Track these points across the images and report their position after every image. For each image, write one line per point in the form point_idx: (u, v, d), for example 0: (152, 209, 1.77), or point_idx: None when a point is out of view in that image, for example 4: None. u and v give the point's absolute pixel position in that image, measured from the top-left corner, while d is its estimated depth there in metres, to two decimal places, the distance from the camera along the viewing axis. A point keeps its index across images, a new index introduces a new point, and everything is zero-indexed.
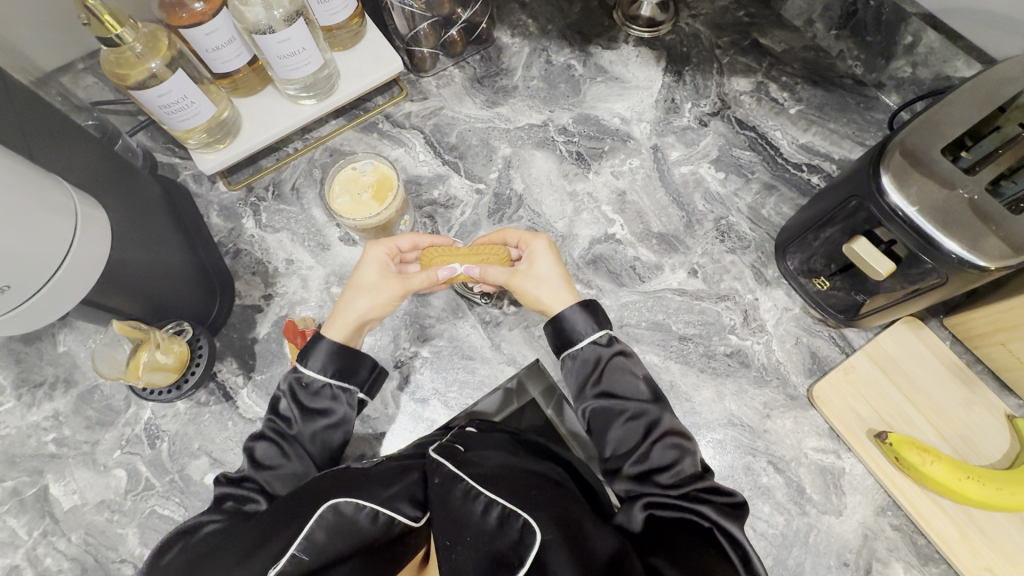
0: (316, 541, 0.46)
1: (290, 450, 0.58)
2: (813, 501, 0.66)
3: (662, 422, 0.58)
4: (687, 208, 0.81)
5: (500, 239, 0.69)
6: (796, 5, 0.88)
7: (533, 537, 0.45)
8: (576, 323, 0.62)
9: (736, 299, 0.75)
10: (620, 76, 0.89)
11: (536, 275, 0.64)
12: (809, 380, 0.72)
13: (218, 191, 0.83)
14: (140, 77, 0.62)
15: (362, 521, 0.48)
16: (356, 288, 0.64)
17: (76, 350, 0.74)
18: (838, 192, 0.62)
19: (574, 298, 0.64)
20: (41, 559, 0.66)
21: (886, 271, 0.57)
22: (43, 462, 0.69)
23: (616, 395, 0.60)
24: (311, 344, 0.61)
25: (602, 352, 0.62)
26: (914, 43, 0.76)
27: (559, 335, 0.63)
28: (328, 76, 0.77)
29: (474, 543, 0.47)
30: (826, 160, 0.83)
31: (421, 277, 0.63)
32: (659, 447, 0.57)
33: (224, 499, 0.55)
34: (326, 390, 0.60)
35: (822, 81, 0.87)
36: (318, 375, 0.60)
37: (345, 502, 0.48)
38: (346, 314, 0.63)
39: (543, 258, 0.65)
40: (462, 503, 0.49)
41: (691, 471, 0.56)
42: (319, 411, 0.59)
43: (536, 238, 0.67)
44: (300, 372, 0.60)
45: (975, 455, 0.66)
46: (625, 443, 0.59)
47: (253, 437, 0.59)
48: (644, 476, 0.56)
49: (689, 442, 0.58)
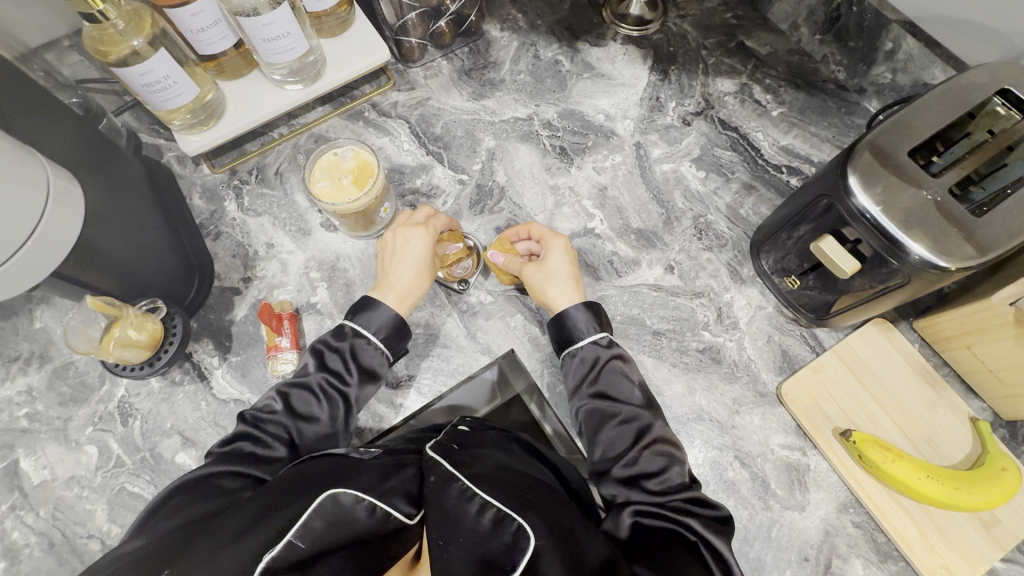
0: (313, 529, 0.43)
1: (325, 403, 0.60)
2: (777, 497, 0.67)
3: (653, 428, 0.60)
4: (666, 205, 0.82)
5: (523, 231, 0.72)
6: (782, 9, 0.89)
7: (527, 542, 0.45)
8: (578, 321, 0.64)
9: (711, 296, 0.76)
10: (607, 73, 0.90)
11: (547, 270, 0.67)
12: (779, 378, 0.72)
13: (202, 173, 0.84)
14: (121, 54, 0.62)
15: (359, 513, 0.46)
16: (410, 263, 0.67)
17: (53, 327, 0.74)
18: (809, 192, 0.62)
19: (580, 297, 0.66)
20: (8, 532, 0.66)
21: (849, 270, 0.58)
22: (14, 437, 0.69)
23: (610, 397, 0.62)
24: (376, 310, 0.64)
25: (600, 353, 0.63)
26: (894, 49, 0.77)
27: (560, 330, 0.65)
28: (314, 61, 0.77)
29: (466, 543, 0.45)
30: (805, 162, 0.84)
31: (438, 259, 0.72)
32: (648, 453, 0.58)
33: (238, 438, 0.57)
34: (379, 356, 0.64)
35: (805, 85, 0.88)
36: (373, 335, 0.63)
37: (342, 493, 0.46)
38: (408, 293, 0.66)
39: (557, 256, 0.68)
40: (457, 505, 0.48)
41: (677, 480, 0.57)
42: (370, 373, 0.63)
43: (556, 239, 0.70)
44: (359, 334, 0.63)
45: (938, 456, 0.67)
46: (614, 447, 0.59)
47: (288, 383, 0.61)
48: (632, 480, 0.57)
49: (677, 450, 0.59)
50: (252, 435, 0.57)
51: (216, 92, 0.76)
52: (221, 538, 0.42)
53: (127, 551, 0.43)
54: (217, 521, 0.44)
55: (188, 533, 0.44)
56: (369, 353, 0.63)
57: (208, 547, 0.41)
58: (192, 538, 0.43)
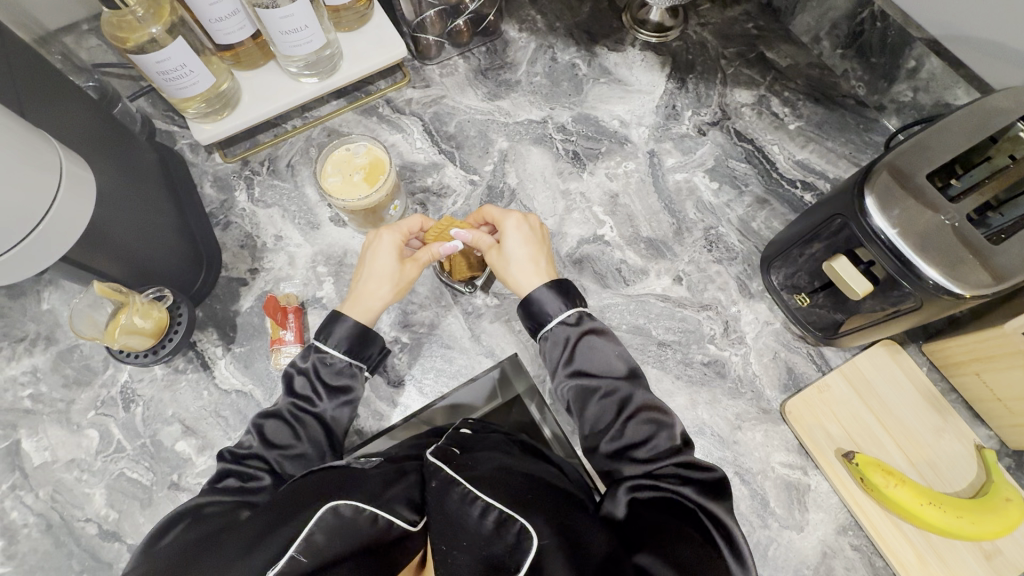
0: (315, 543, 0.43)
1: (300, 429, 0.59)
2: (775, 515, 0.66)
3: (634, 398, 0.59)
4: (678, 215, 0.81)
5: (478, 217, 0.70)
6: (805, 22, 0.88)
7: (529, 545, 0.44)
8: (546, 304, 0.62)
9: (718, 309, 0.76)
10: (624, 79, 0.89)
11: (507, 256, 0.65)
12: (783, 396, 0.72)
13: (213, 162, 0.84)
14: (139, 41, 0.62)
15: (361, 522, 0.45)
16: (372, 274, 0.64)
17: (60, 309, 0.75)
18: (825, 209, 0.61)
19: (547, 279, 0.64)
20: (7, 511, 0.66)
21: (862, 291, 0.58)
22: (17, 417, 0.70)
23: (589, 374, 0.61)
24: (330, 322, 0.62)
25: (570, 332, 0.62)
26: (917, 68, 0.76)
27: (532, 316, 0.63)
28: (330, 55, 0.77)
29: (471, 548, 0.46)
30: (820, 178, 0.83)
31: (427, 253, 0.65)
32: (634, 424, 0.58)
33: (226, 474, 0.56)
34: (348, 369, 0.62)
35: (824, 99, 0.87)
36: (336, 352, 0.62)
37: (343, 505, 0.45)
38: (360, 301, 0.64)
39: (514, 238, 0.65)
40: (459, 507, 0.48)
41: (666, 446, 0.57)
42: (341, 388, 0.62)
43: (508, 218, 0.67)
44: (322, 351, 0.62)
45: (942, 482, 0.66)
46: (599, 422, 0.59)
47: (262, 415, 0.60)
48: (621, 456, 0.57)
49: (663, 415, 0.59)
50: (234, 469, 0.57)
51: (231, 82, 0.76)
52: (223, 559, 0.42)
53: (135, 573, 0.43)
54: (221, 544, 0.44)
55: (191, 558, 0.43)
56: (334, 367, 0.62)
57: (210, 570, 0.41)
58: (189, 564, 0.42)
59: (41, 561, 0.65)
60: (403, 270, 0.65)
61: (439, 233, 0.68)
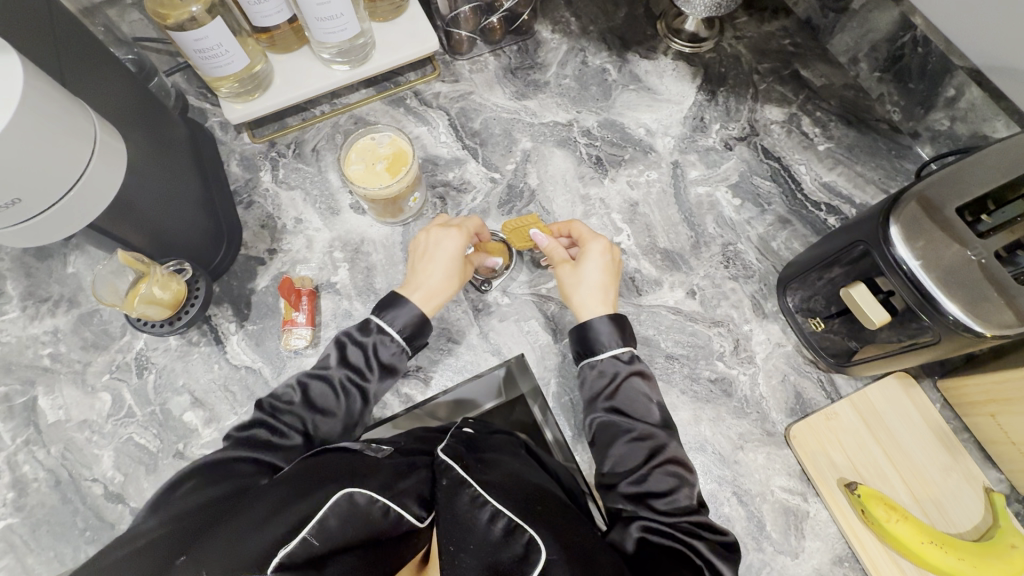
0: (328, 527, 0.43)
1: (343, 399, 0.61)
2: (771, 539, 0.65)
3: (666, 448, 0.59)
4: (696, 229, 0.80)
5: (565, 229, 0.71)
6: (843, 42, 0.87)
7: (538, 555, 0.45)
8: (601, 335, 0.63)
9: (730, 326, 0.75)
10: (653, 87, 0.88)
11: (580, 277, 0.66)
12: (789, 419, 0.71)
13: (242, 141, 0.85)
14: (179, 18, 0.63)
15: (374, 513, 0.46)
16: (441, 268, 0.66)
17: (84, 273, 0.77)
18: (846, 235, 0.60)
19: (608, 311, 0.65)
20: (19, 464, 0.68)
21: (878, 321, 0.56)
22: (36, 374, 0.72)
23: (626, 414, 0.61)
24: (396, 303, 0.64)
25: (620, 368, 0.63)
26: (956, 96, 0.74)
27: (583, 342, 0.64)
28: (363, 44, 0.78)
29: (478, 551, 0.46)
30: (846, 202, 0.81)
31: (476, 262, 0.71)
32: (658, 473, 0.58)
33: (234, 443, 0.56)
34: (399, 353, 0.64)
35: (857, 122, 0.85)
36: (394, 333, 0.63)
37: (358, 494, 0.46)
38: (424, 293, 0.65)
39: (592, 263, 0.66)
40: (469, 510, 0.49)
41: (686, 503, 0.57)
42: (390, 369, 0.64)
43: (595, 241, 0.68)
44: (381, 328, 0.63)
45: (946, 522, 0.64)
46: (625, 463, 0.59)
47: (309, 374, 0.61)
48: (638, 498, 0.57)
49: (689, 473, 0.59)
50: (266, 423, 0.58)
51: (264, 64, 0.78)
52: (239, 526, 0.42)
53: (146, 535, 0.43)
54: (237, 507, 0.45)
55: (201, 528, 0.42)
56: (390, 349, 0.63)
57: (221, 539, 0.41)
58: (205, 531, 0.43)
59: (46, 516, 0.67)
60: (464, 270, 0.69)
61: (522, 229, 0.72)
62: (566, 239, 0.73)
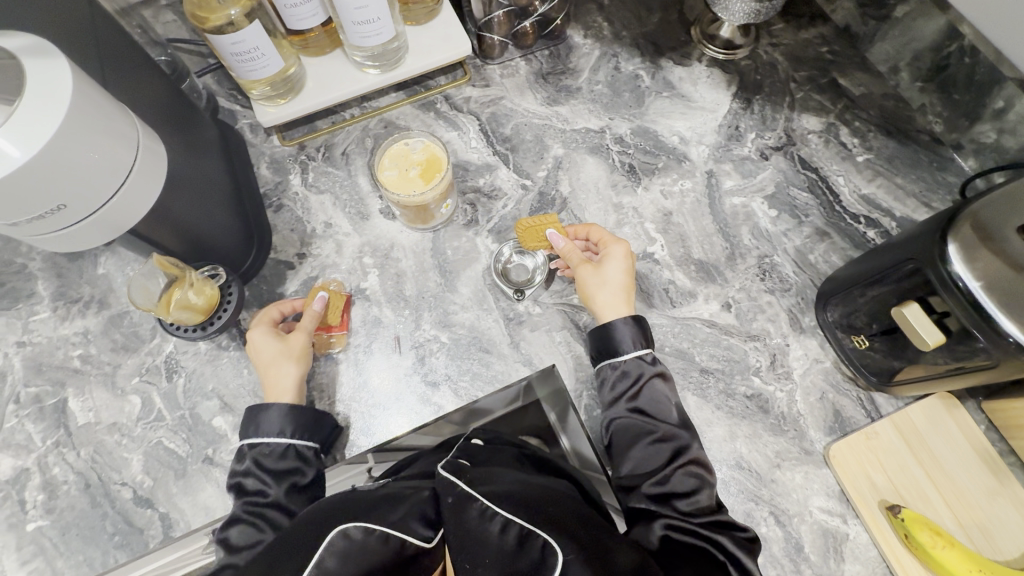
0: (327, 569, 0.43)
1: (263, 524, 0.58)
2: (809, 562, 0.64)
3: (689, 449, 0.59)
4: (732, 240, 0.79)
5: (584, 233, 0.73)
6: (884, 51, 0.85)
7: (555, 558, 0.45)
8: (622, 335, 0.64)
9: (766, 341, 0.73)
10: (687, 95, 0.87)
11: (602, 277, 0.67)
12: (827, 438, 0.69)
13: (271, 144, 0.85)
14: (218, 22, 0.63)
15: (372, 544, 0.45)
16: (284, 359, 0.67)
17: (114, 275, 0.77)
18: (894, 253, 0.59)
19: (628, 311, 0.66)
20: (49, 466, 0.68)
21: (932, 342, 0.54)
22: (66, 375, 0.72)
23: (648, 415, 0.61)
24: (255, 416, 0.64)
25: (644, 369, 0.63)
26: (1005, 108, 0.72)
27: (603, 342, 0.64)
28: (396, 48, 0.78)
29: (494, 565, 0.45)
30: (886, 215, 0.79)
31: (307, 317, 0.70)
32: (681, 473, 0.57)
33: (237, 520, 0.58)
34: (290, 453, 0.62)
35: (897, 133, 0.83)
36: (274, 438, 0.62)
37: (352, 527, 0.45)
38: (271, 385, 0.66)
39: (613, 265, 0.68)
40: (478, 524, 0.47)
41: (707, 502, 0.56)
42: (290, 470, 0.61)
43: (616, 245, 0.69)
44: (257, 445, 0.62)
45: (992, 549, 0.62)
46: (647, 463, 0.59)
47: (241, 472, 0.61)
48: (661, 498, 0.57)
49: (710, 474, 0.59)
50: (251, 519, 0.58)
51: (297, 67, 0.77)
52: None
53: None
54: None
55: None
56: (274, 456, 0.62)
57: None
58: None
59: (76, 519, 0.66)
60: (291, 341, 0.68)
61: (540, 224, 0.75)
62: (583, 242, 0.75)
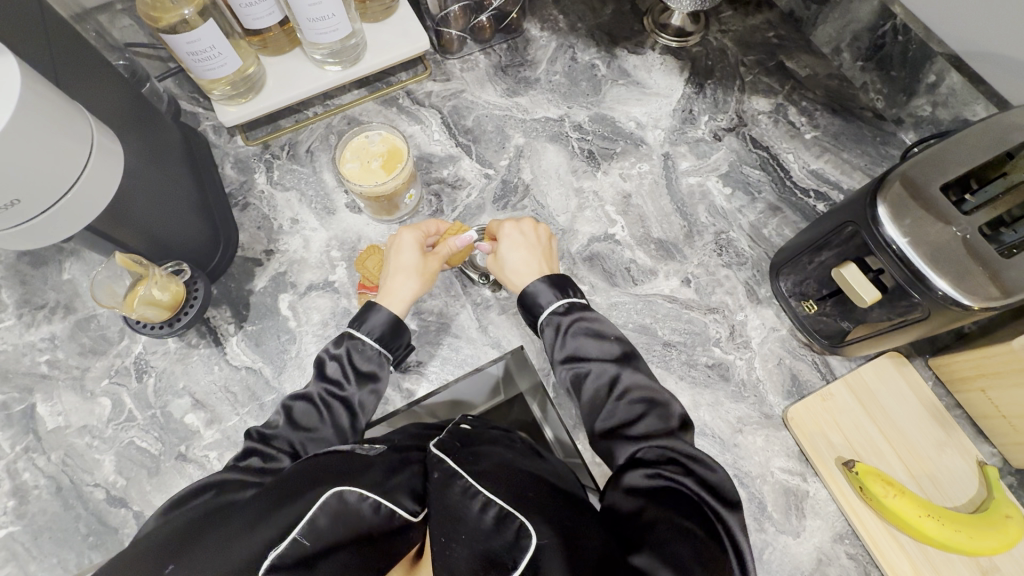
0: (317, 526, 0.44)
1: (326, 413, 0.60)
2: (772, 519, 0.66)
3: (622, 378, 0.61)
4: (689, 219, 0.81)
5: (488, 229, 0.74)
6: (826, 33, 0.89)
7: (528, 541, 0.45)
8: (539, 296, 0.64)
9: (725, 313, 0.76)
10: (641, 81, 0.90)
11: (505, 256, 0.68)
12: (787, 402, 0.72)
13: (235, 144, 0.85)
14: (171, 21, 0.64)
15: (364, 510, 0.46)
16: (411, 275, 0.67)
17: (80, 279, 0.77)
18: (835, 218, 0.62)
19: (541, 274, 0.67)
20: (19, 472, 0.68)
21: (870, 299, 0.58)
22: (33, 381, 0.72)
23: (583, 359, 0.62)
24: (367, 308, 0.64)
25: (561, 320, 0.63)
26: (937, 82, 0.75)
27: (528, 309, 0.66)
28: (355, 45, 0.79)
29: (469, 541, 0.46)
30: (833, 188, 0.83)
31: (446, 247, 0.69)
32: (624, 403, 0.59)
33: (249, 453, 0.57)
34: (377, 357, 0.63)
35: (842, 111, 0.87)
36: (368, 339, 0.63)
37: (348, 491, 0.46)
38: (390, 289, 0.66)
39: (509, 242, 0.68)
40: (459, 501, 0.48)
41: (656, 428, 0.58)
42: (370, 375, 0.63)
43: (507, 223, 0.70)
44: (354, 337, 0.63)
45: (942, 497, 0.66)
46: (595, 404, 0.61)
47: (327, 353, 0.63)
48: (614, 433, 0.59)
49: (656, 393, 0.60)
50: (316, 403, 0.61)
51: (256, 66, 0.78)
52: (229, 531, 0.43)
53: (148, 538, 0.44)
54: (223, 515, 0.45)
55: (193, 532, 0.43)
56: (365, 354, 0.63)
57: (215, 542, 0.42)
58: (193, 535, 0.43)
59: (48, 522, 0.66)
60: (426, 262, 0.68)
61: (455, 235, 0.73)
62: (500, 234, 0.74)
